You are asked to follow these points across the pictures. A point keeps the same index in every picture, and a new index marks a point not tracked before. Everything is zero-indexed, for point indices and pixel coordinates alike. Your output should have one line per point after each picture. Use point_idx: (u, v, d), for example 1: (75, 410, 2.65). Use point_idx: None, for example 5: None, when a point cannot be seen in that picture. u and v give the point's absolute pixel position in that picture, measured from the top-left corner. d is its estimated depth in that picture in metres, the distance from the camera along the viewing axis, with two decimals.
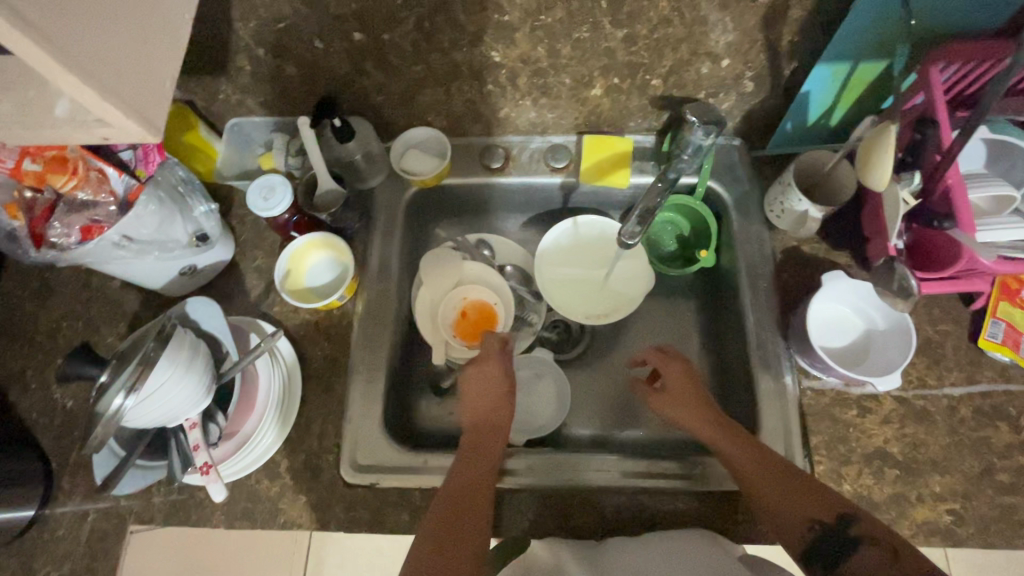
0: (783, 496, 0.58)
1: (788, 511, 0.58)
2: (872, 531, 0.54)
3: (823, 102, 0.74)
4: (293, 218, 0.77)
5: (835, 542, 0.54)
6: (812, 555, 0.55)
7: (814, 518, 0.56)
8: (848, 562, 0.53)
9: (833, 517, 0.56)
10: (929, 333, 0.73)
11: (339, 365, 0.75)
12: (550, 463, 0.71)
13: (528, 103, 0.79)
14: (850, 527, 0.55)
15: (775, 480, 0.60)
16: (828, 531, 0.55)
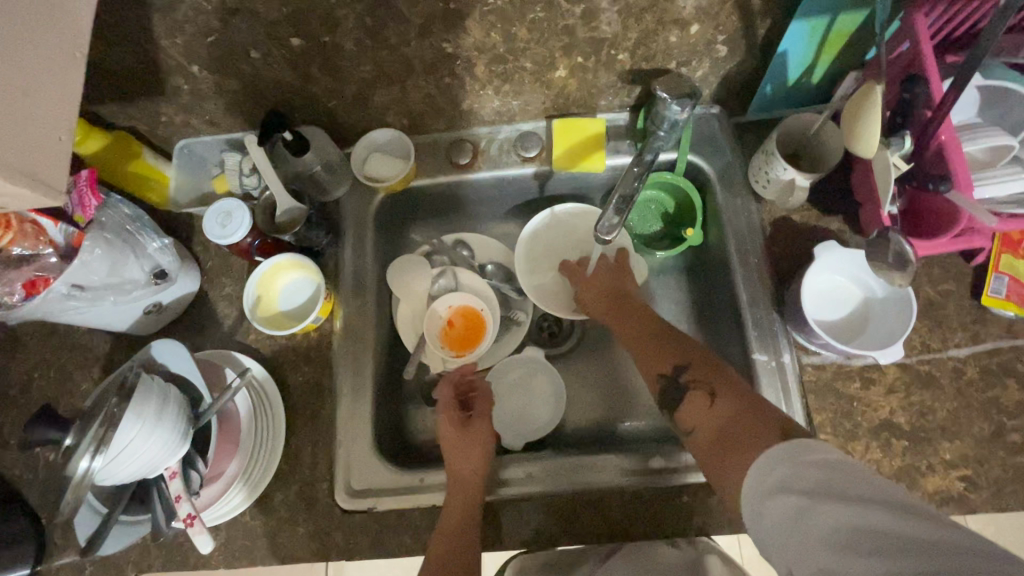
0: (652, 351, 0.66)
1: (655, 362, 0.65)
2: (698, 375, 0.60)
3: (803, 61, 0.69)
4: (255, 243, 0.72)
5: (676, 388, 0.61)
6: (663, 399, 0.62)
7: (659, 372, 0.64)
8: (682, 404, 0.59)
9: (671, 368, 0.63)
10: (931, 295, 0.70)
11: (324, 389, 0.73)
12: (560, 467, 0.69)
13: (490, 92, 0.74)
14: (682, 375, 0.61)
15: (642, 340, 0.68)
16: (667, 379, 0.62)
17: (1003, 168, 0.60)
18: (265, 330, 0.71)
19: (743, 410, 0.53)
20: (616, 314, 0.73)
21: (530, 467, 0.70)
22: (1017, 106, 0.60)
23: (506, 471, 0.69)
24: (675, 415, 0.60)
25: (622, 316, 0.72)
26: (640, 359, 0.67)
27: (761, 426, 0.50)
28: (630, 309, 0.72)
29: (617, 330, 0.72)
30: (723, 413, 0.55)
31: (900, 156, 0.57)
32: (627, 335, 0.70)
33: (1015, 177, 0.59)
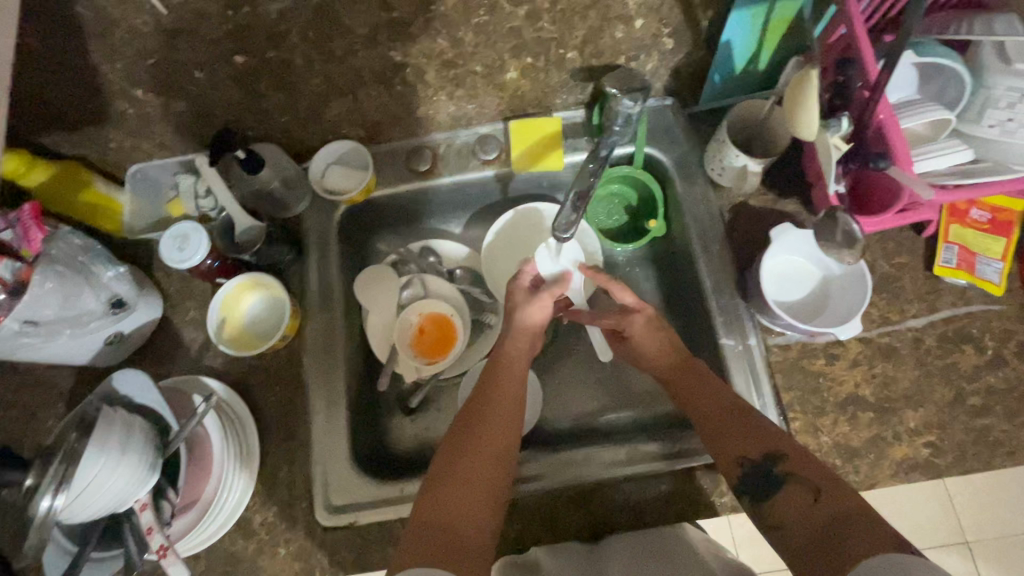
0: (741, 431, 0.60)
1: (744, 444, 0.59)
2: (800, 471, 0.55)
3: (747, 49, 0.70)
4: (216, 264, 0.72)
5: (763, 476, 0.57)
6: (743, 487, 0.58)
7: (743, 455, 0.58)
8: (775, 496, 0.55)
9: (760, 454, 0.58)
10: (886, 269, 0.72)
11: (297, 406, 0.72)
12: (559, 462, 0.70)
13: (444, 97, 0.74)
14: (776, 466, 0.57)
15: (718, 418, 0.62)
16: (757, 467, 0.57)
17: (941, 144, 0.63)
18: (231, 351, 0.71)
19: (850, 514, 0.49)
20: (692, 397, 0.64)
21: (540, 462, 0.70)
22: (952, 81, 0.63)
23: (523, 468, 0.70)
24: (762, 507, 0.56)
25: (691, 379, 0.66)
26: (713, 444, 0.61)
27: (877, 533, 0.46)
28: (711, 382, 0.65)
29: (683, 403, 0.65)
30: (821, 517, 0.51)
31: (840, 136, 0.58)
32: (695, 408, 0.64)
33: (947, 155, 0.62)
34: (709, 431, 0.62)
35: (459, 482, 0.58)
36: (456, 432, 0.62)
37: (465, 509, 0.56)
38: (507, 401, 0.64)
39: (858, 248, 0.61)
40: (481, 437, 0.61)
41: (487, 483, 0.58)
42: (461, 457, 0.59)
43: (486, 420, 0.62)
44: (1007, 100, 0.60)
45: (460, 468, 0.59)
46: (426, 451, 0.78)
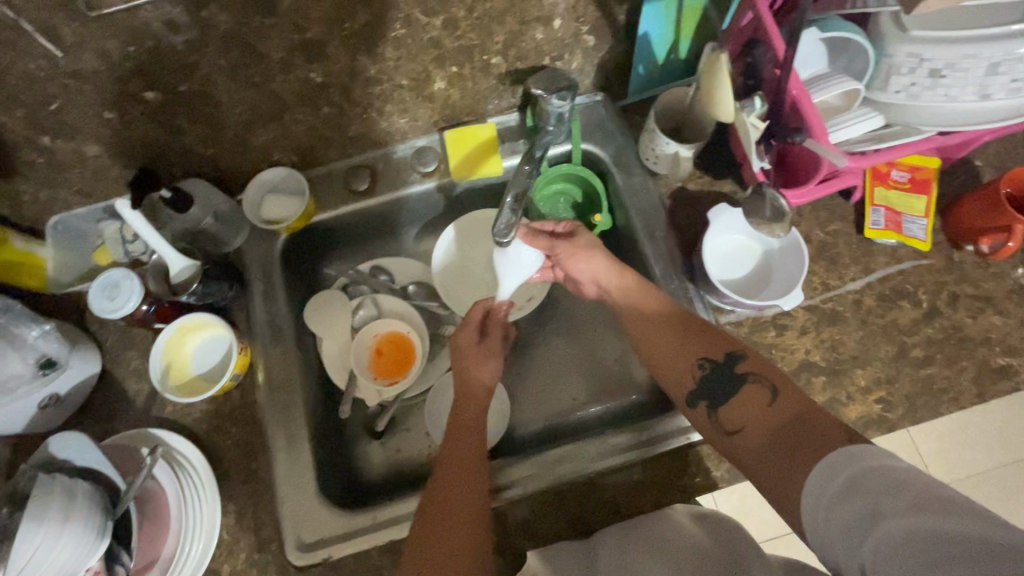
0: (705, 339, 0.63)
1: (705, 349, 0.62)
2: (757, 372, 0.58)
3: (665, 40, 0.71)
4: (152, 308, 0.69)
5: (722, 376, 0.60)
6: (698, 393, 0.61)
7: (703, 358, 0.62)
8: (732, 400, 0.58)
9: (722, 356, 0.61)
10: (822, 237, 0.74)
11: (256, 447, 0.69)
12: (547, 462, 0.69)
13: (375, 114, 0.73)
14: (736, 364, 0.60)
15: (679, 333, 0.64)
16: (715, 365, 0.61)
17: (855, 111, 0.66)
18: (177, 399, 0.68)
19: (804, 410, 0.52)
20: (643, 320, 0.67)
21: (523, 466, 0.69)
22: (857, 54, 0.65)
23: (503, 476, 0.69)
24: (718, 413, 0.58)
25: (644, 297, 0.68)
26: (668, 361, 0.64)
27: (826, 425, 0.49)
28: (659, 293, 0.68)
29: (638, 323, 0.68)
30: (777, 419, 0.53)
31: (756, 116, 0.61)
32: (648, 332, 0.66)
33: (864, 117, 0.65)
34: (655, 343, 0.66)
35: (435, 491, 0.60)
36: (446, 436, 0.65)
37: (449, 507, 0.58)
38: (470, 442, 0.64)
39: (787, 223, 0.62)
40: (461, 480, 0.60)
41: (474, 489, 0.60)
42: (443, 506, 0.58)
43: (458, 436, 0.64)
44: (908, 66, 0.62)
45: (446, 516, 0.57)
46: (400, 472, 0.77)
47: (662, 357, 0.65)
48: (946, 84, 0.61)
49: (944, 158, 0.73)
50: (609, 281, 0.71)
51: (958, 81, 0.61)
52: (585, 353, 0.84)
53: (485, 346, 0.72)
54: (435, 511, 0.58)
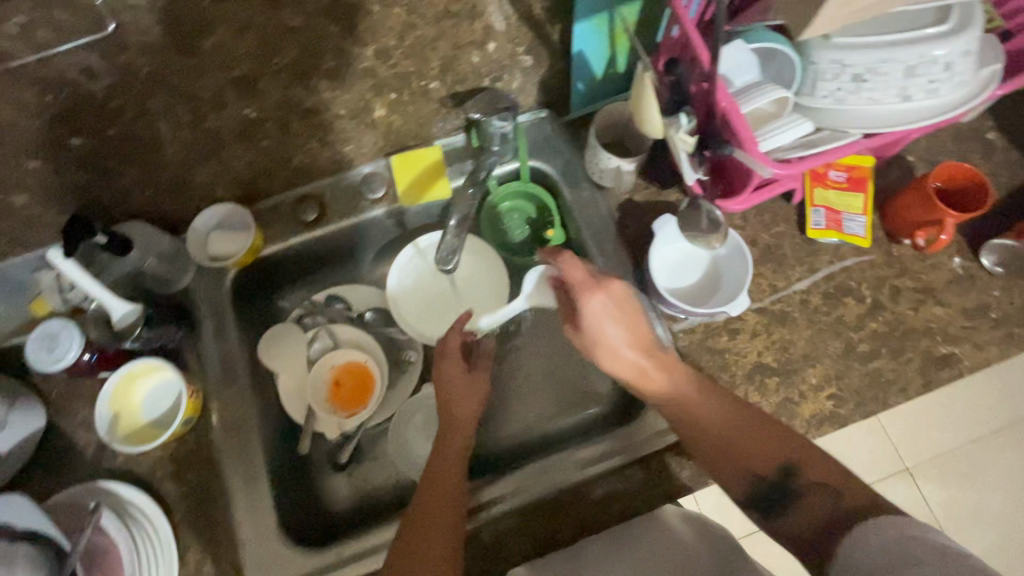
0: (766, 441, 0.58)
1: (760, 455, 0.58)
2: (823, 481, 0.55)
3: (602, 55, 0.72)
4: (93, 357, 0.67)
5: (778, 491, 0.57)
6: (752, 501, 0.58)
7: (755, 473, 0.58)
8: (793, 510, 0.55)
9: (774, 471, 0.57)
10: (767, 240, 0.76)
11: (212, 491, 0.67)
12: (532, 473, 0.69)
13: (317, 145, 0.73)
14: (794, 478, 0.56)
15: (733, 434, 0.59)
16: (766, 482, 0.57)
17: (783, 120, 0.66)
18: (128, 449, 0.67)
19: (864, 505, 0.50)
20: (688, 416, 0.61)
21: (504, 483, 0.69)
22: (785, 63, 0.67)
23: (483, 493, 0.69)
24: (775, 521, 0.56)
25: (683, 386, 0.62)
26: (717, 462, 0.60)
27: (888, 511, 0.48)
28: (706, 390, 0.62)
29: (679, 419, 0.62)
30: (827, 513, 0.52)
31: (683, 131, 0.63)
32: (696, 433, 0.61)
33: (795, 125, 0.65)
34: (709, 450, 0.60)
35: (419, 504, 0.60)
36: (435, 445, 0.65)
37: (432, 523, 0.58)
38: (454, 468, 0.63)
39: (722, 233, 0.70)
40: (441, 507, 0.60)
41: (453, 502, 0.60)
42: (422, 529, 0.58)
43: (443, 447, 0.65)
44: (831, 72, 0.64)
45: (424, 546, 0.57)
46: (367, 503, 0.76)
47: (711, 455, 0.60)
48: (869, 88, 0.63)
49: (880, 156, 0.74)
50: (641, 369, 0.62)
51: (879, 85, 0.63)
52: (548, 373, 0.84)
53: (474, 377, 0.69)
54: (415, 528, 0.58)
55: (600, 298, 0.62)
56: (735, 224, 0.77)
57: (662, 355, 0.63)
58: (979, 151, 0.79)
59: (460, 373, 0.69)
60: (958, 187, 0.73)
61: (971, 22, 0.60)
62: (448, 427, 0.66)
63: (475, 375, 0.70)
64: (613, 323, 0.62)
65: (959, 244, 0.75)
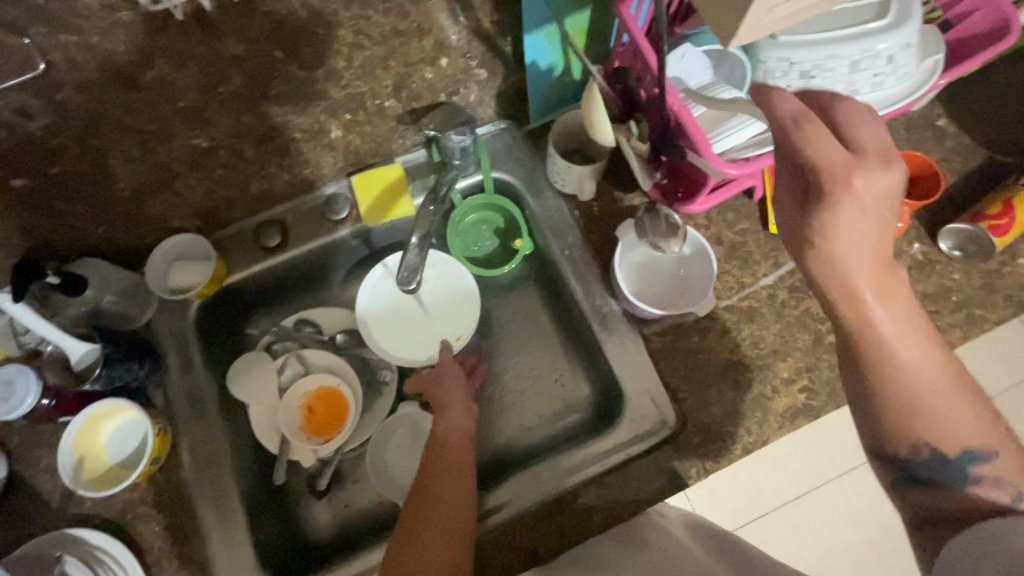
0: (956, 407, 0.49)
1: (945, 436, 0.49)
2: (1005, 476, 0.48)
3: (556, 66, 0.72)
4: (52, 402, 0.65)
5: (937, 454, 0.49)
6: (906, 475, 0.51)
7: (981, 440, 0.49)
8: (953, 490, 0.49)
9: (975, 446, 0.49)
10: (731, 237, 0.77)
11: (185, 530, 0.66)
12: (530, 478, 0.69)
13: (275, 169, 0.72)
14: (989, 458, 0.48)
15: (951, 396, 0.48)
16: (964, 455, 0.49)
17: (735, 120, 0.64)
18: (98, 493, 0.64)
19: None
20: (917, 400, 0.48)
21: (505, 489, 0.69)
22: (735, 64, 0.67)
23: (490, 498, 0.69)
24: (915, 497, 0.52)
25: (922, 340, 0.48)
26: (916, 413, 0.49)
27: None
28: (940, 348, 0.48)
29: (885, 373, 0.48)
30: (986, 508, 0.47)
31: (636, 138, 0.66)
32: (904, 382, 0.48)
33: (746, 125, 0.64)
34: (932, 418, 0.49)
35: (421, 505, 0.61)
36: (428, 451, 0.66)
37: (435, 523, 0.59)
38: (460, 472, 0.64)
39: (681, 237, 0.70)
40: (446, 506, 0.60)
41: (456, 502, 0.61)
42: (424, 524, 0.59)
43: (443, 454, 0.65)
44: (780, 70, 0.64)
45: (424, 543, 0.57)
46: (349, 528, 0.74)
47: (883, 407, 0.49)
48: (817, 84, 0.64)
49: None
50: (898, 334, 0.47)
51: (827, 80, 0.63)
52: (526, 381, 0.82)
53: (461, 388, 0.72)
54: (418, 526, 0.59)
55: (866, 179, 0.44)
56: (699, 223, 0.77)
57: (897, 277, 0.47)
58: (931, 137, 0.81)
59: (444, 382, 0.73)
60: (910, 175, 0.74)
61: (910, 14, 0.61)
62: (445, 436, 0.67)
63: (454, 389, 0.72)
64: (864, 232, 0.45)
65: (917, 230, 0.77)
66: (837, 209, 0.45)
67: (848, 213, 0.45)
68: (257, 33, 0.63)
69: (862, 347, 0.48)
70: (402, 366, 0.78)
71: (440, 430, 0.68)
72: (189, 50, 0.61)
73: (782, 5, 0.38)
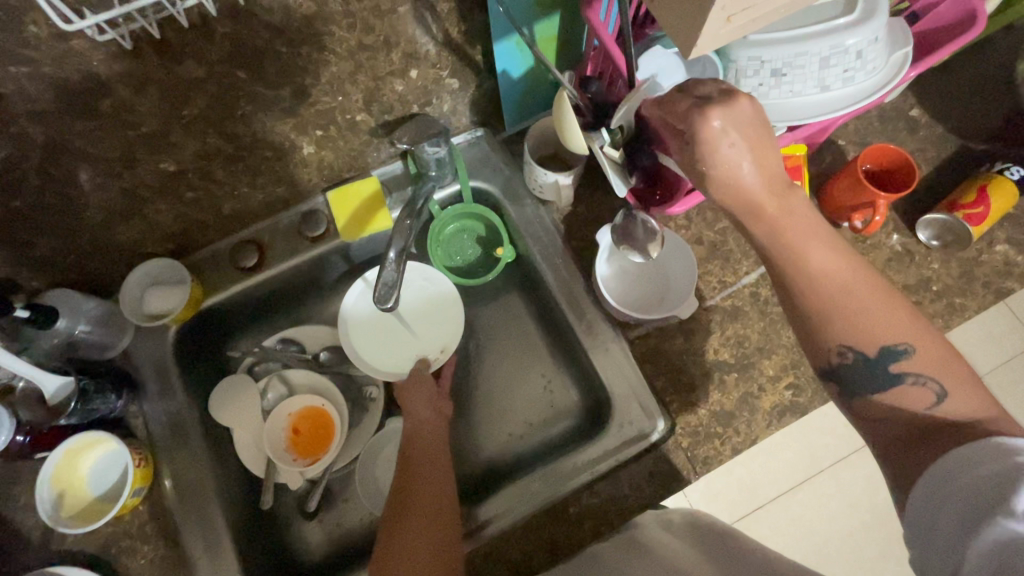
0: (878, 312, 0.48)
1: (865, 337, 0.48)
2: (925, 371, 0.47)
3: (527, 72, 0.72)
4: (27, 438, 0.64)
5: (867, 356, 0.49)
6: (841, 381, 0.51)
7: (907, 341, 0.48)
8: (886, 391, 0.49)
9: (899, 344, 0.48)
10: (712, 237, 0.77)
11: (173, 561, 0.65)
12: (522, 488, 0.69)
13: (246, 187, 0.71)
14: (913, 355, 0.48)
15: (877, 301, 0.48)
16: (889, 353, 0.48)
17: None
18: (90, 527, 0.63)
19: (961, 381, 0.46)
20: (840, 307, 0.48)
21: (498, 502, 0.69)
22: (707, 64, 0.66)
23: (482, 511, 0.69)
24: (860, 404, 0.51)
25: (832, 251, 0.48)
26: (839, 324, 0.48)
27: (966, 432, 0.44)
28: (853, 262, 0.48)
29: (801, 287, 0.48)
30: (926, 421, 0.46)
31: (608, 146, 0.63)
32: (826, 299, 0.48)
33: None
34: (859, 324, 0.48)
35: (409, 511, 0.59)
36: (405, 461, 0.65)
37: (421, 524, 0.57)
38: (440, 463, 0.65)
39: (659, 240, 0.70)
40: (433, 500, 0.60)
41: (444, 505, 0.60)
42: (416, 527, 0.57)
43: (424, 465, 0.64)
44: (751, 69, 0.63)
45: (414, 548, 0.55)
46: (341, 549, 0.73)
47: (810, 318, 0.49)
48: (789, 81, 0.63)
49: (810, 143, 0.76)
50: (806, 248, 0.48)
51: (798, 78, 0.63)
52: (513, 389, 0.81)
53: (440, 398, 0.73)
54: (407, 531, 0.57)
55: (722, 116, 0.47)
56: (680, 224, 0.77)
57: (791, 205, 0.49)
58: (905, 128, 0.81)
59: (427, 394, 0.72)
60: (885, 167, 0.75)
61: (875, 9, 0.61)
62: (425, 444, 0.67)
63: (440, 395, 0.73)
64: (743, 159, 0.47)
65: (895, 221, 0.77)
66: (710, 142, 0.47)
67: (724, 148, 0.47)
68: (218, 54, 0.57)
69: (781, 269, 0.49)
70: (384, 377, 0.77)
71: (417, 439, 0.67)
72: (149, 75, 0.56)
73: (741, 14, 0.38)
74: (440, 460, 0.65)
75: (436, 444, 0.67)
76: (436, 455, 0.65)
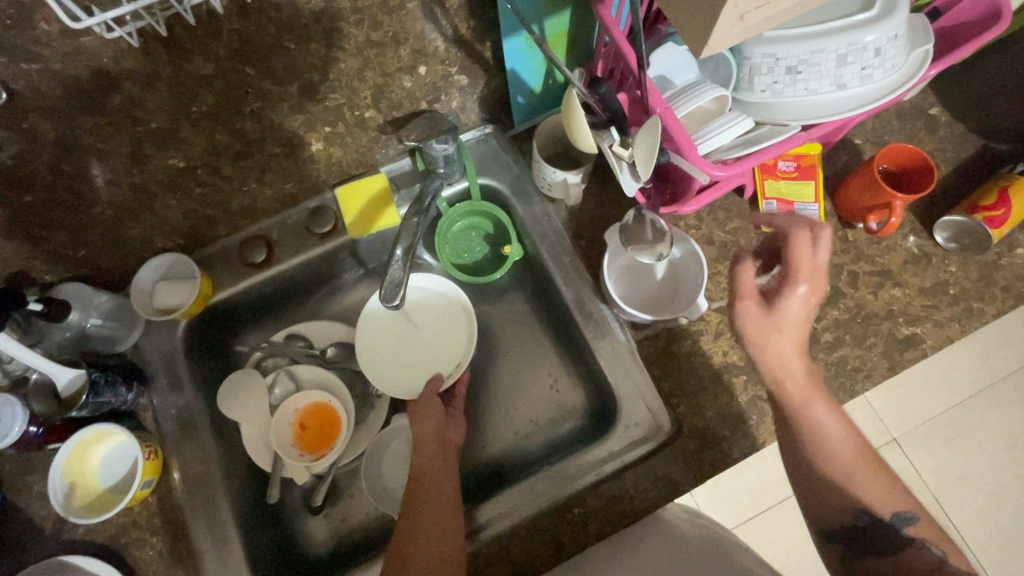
0: (874, 484, 0.58)
1: (866, 501, 0.57)
2: (927, 538, 0.56)
3: (538, 69, 0.71)
4: (41, 430, 0.65)
5: (874, 536, 0.57)
6: (848, 548, 0.58)
7: (903, 507, 0.57)
8: (884, 552, 0.56)
9: (891, 512, 0.57)
10: (722, 237, 0.76)
11: (180, 552, 0.66)
12: (524, 489, 0.68)
13: (255, 184, 0.71)
14: (903, 522, 0.57)
15: (871, 473, 0.59)
16: (882, 522, 0.57)
17: (728, 115, 0.64)
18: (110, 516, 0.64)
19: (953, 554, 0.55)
20: (840, 464, 0.58)
21: (500, 502, 0.68)
22: (720, 63, 0.66)
23: (483, 511, 0.68)
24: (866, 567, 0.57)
25: (835, 415, 0.59)
26: (840, 488, 0.58)
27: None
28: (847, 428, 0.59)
29: (813, 445, 0.58)
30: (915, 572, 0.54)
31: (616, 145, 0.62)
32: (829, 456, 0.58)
33: (729, 127, 0.63)
34: (856, 482, 0.58)
35: (413, 526, 0.59)
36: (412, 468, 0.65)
37: (425, 541, 0.57)
38: (443, 475, 0.64)
39: (668, 241, 0.69)
40: (435, 493, 0.62)
41: (449, 520, 0.60)
42: (419, 544, 0.57)
43: (425, 475, 0.64)
44: (766, 66, 0.62)
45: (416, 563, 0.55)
46: (346, 544, 0.74)
47: (818, 472, 0.59)
48: (804, 79, 0.62)
49: (826, 142, 0.74)
50: (840, 445, 0.58)
51: (814, 75, 0.61)
52: (520, 389, 0.81)
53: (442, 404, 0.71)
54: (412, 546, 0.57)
55: (808, 289, 0.60)
56: (690, 223, 0.76)
57: (816, 377, 0.62)
58: (924, 127, 0.79)
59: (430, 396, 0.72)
60: (903, 168, 0.73)
61: (895, 4, 0.59)
62: (427, 449, 0.66)
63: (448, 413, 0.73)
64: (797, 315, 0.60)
65: (912, 222, 0.75)
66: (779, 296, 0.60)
67: (787, 305, 0.60)
68: (222, 51, 0.58)
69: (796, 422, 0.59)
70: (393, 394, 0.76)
71: (421, 447, 0.67)
72: (155, 71, 0.57)
73: (754, 12, 0.37)
74: (440, 457, 0.66)
75: (438, 446, 0.67)
76: (438, 466, 0.65)
